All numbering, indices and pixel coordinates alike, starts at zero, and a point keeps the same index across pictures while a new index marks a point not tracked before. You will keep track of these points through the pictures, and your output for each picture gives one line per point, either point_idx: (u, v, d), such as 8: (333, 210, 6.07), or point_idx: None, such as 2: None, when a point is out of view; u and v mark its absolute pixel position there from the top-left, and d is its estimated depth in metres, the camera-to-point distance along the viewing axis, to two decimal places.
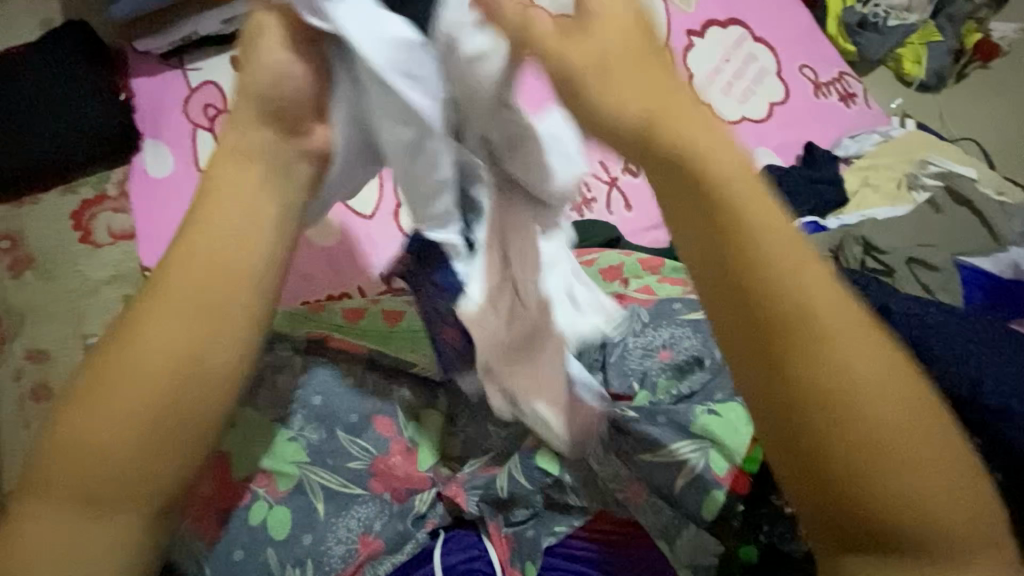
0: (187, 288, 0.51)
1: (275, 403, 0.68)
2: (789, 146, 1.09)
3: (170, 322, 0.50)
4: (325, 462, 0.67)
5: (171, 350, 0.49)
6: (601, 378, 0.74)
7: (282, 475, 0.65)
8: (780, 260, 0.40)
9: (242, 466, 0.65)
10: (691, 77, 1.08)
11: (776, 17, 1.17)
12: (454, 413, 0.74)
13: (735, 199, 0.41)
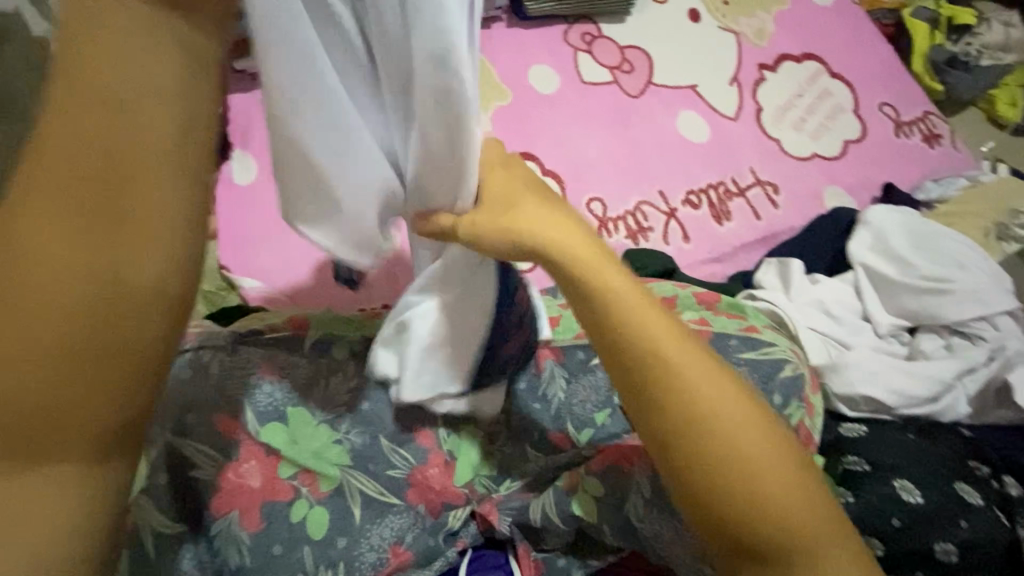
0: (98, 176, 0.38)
1: (323, 406, 0.70)
2: (866, 186, 1.03)
3: (59, 211, 0.37)
4: (366, 468, 0.68)
5: (84, 261, 0.38)
6: None
7: (325, 476, 0.67)
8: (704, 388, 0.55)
9: (287, 465, 0.66)
10: (760, 110, 1.06)
11: (856, 53, 1.13)
12: (492, 431, 0.74)
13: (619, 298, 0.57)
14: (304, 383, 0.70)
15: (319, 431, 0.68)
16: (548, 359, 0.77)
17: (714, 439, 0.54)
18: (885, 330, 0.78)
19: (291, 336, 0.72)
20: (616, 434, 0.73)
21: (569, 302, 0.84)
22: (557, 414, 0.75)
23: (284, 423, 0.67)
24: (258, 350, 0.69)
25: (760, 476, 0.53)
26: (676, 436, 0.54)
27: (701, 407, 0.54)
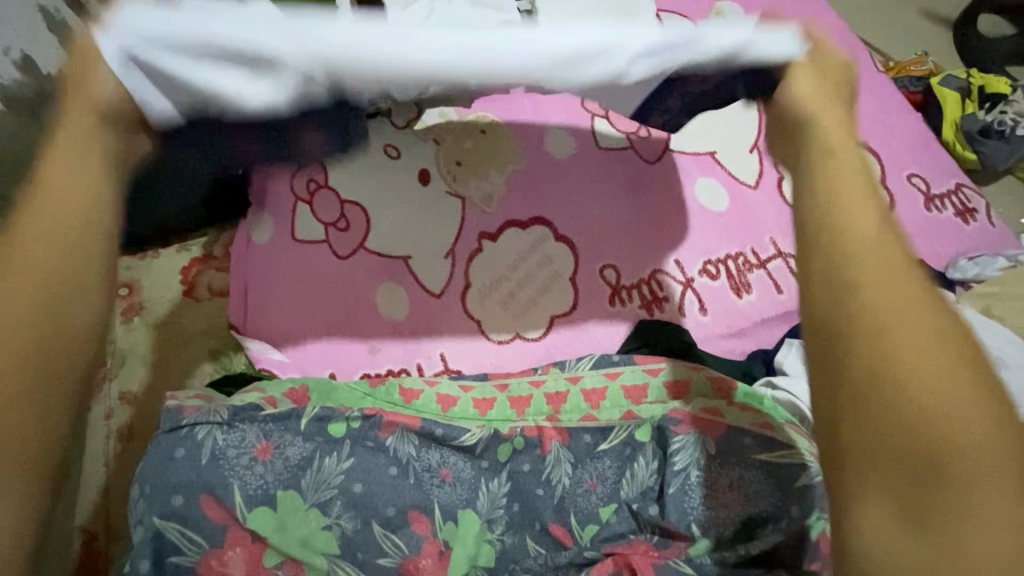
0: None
1: (314, 488, 0.67)
2: None
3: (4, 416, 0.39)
4: (354, 557, 0.67)
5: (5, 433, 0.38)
6: (654, 510, 0.70)
7: (311, 567, 0.65)
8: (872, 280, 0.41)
9: (274, 553, 0.65)
10: (781, 179, 1.05)
11: (880, 122, 1.11)
12: (494, 517, 0.73)
13: (843, 227, 0.43)
14: (297, 463, 0.68)
15: (308, 516, 0.66)
16: (555, 441, 0.77)
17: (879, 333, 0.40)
18: None
19: (287, 411, 0.71)
20: (621, 534, 0.70)
21: (576, 376, 0.83)
22: (560, 505, 0.74)
23: (273, 509, 0.66)
24: (256, 428, 0.68)
25: (883, 454, 0.38)
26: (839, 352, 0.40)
27: (872, 300, 0.40)
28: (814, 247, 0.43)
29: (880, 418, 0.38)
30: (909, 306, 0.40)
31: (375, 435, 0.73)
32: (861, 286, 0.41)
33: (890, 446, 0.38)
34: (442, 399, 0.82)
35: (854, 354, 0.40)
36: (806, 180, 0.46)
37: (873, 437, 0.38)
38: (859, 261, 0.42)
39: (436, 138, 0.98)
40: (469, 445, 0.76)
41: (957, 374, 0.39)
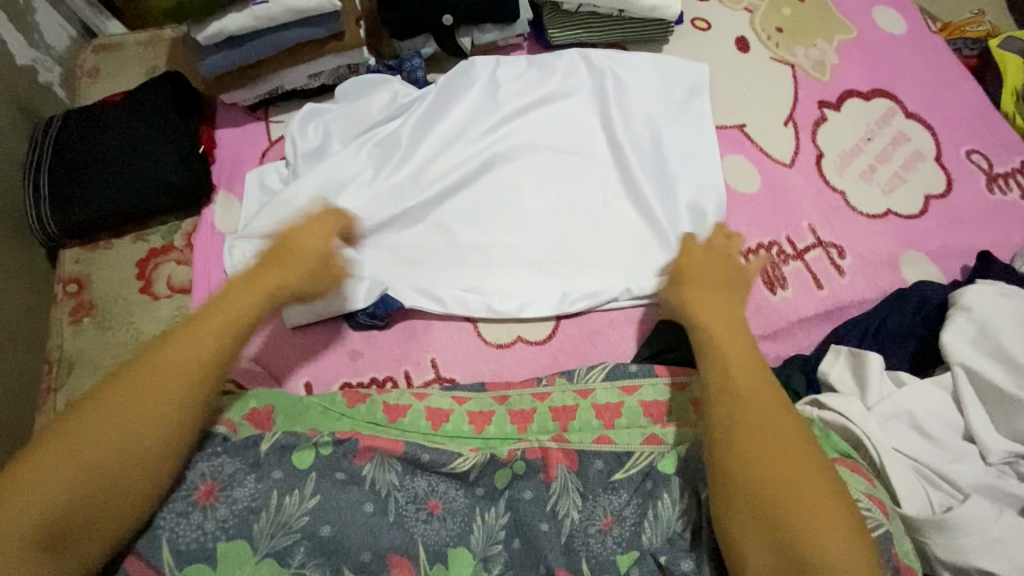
0: (109, 446, 0.57)
1: (270, 535, 0.61)
2: (955, 253, 0.85)
3: (89, 470, 0.55)
4: None
5: (89, 490, 0.55)
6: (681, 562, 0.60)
7: None
8: (750, 384, 0.61)
9: None
10: (821, 156, 0.92)
11: (934, 90, 0.97)
12: (490, 556, 0.64)
13: (723, 338, 0.66)
14: (250, 504, 0.62)
15: (260, 570, 0.60)
16: (561, 466, 0.67)
17: (750, 423, 0.58)
18: (998, 459, 0.60)
19: (240, 441, 0.66)
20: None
21: (588, 388, 0.74)
22: (567, 546, 0.64)
23: (213, 565, 0.59)
24: (203, 463, 0.64)
25: (760, 533, 0.53)
26: (731, 439, 0.58)
27: (744, 393, 0.60)
28: (709, 360, 0.65)
29: (760, 498, 0.54)
30: (772, 399, 0.60)
31: (348, 464, 0.66)
32: (742, 454, 0.56)
33: (764, 530, 0.53)
34: (433, 415, 0.74)
35: (738, 443, 0.57)
36: (703, 361, 0.65)
37: (755, 519, 0.54)
38: (741, 370, 0.62)
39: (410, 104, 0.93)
40: (462, 472, 0.68)
41: (809, 457, 0.56)
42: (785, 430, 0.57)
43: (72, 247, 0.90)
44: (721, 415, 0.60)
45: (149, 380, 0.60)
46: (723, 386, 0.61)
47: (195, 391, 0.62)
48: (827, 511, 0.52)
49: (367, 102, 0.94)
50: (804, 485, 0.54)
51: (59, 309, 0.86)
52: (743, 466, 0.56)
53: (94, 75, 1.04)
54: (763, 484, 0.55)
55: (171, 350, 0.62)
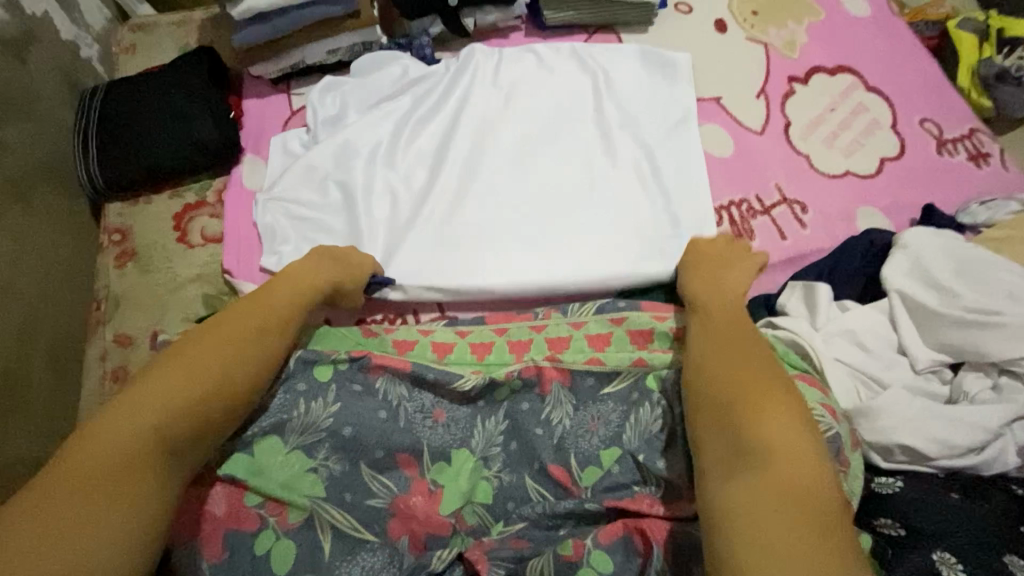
0: (185, 375, 0.65)
1: (299, 432, 0.71)
2: (905, 208, 0.94)
3: (164, 396, 0.63)
4: (341, 499, 0.69)
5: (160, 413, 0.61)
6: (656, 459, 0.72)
7: (294, 508, 0.68)
8: (725, 326, 0.73)
9: (254, 494, 0.68)
10: (788, 125, 1.02)
11: (893, 66, 1.07)
12: (489, 455, 0.75)
13: (703, 299, 0.79)
14: (282, 409, 0.71)
15: (291, 460, 0.70)
16: (556, 382, 0.78)
17: (725, 350, 0.69)
18: (924, 367, 0.70)
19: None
20: (625, 484, 0.72)
21: (581, 321, 0.85)
22: (560, 445, 0.75)
23: (251, 455, 0.69)
24: None
25: (733, 425, 0.61)
26: (709, 361, 0.68)
27: (717, 332, 0.72)
28: (695, 313, 0.77)
29: (731, 399, 0.63)
30: (744, 337, 0.71)
31: (364, 378, 0.76)
32: (717, 368, 0.67)
33: (734, 422, 0.61)
34: (438, 347, 0.84)
35: (713, 363, 0.68)
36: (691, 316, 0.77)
37: (730, 413, 0.62)
38: (717, 319, 0.74)
39: (419, 79, 1.05)
40: (464, 390, 0.77)
41: (776, 377, 0.65)
42: (754, 355, 0.68)
43: (116, 202, 1.00)
44: (701, 347, 0.71)
45: (230, 332, 0.70)
46: (704, 330, 0.73)
47: (264, 349, 0.71)
48: (789, 411, 0.61)
49: (380, 76, 1.06)
50: (770, 390, 0.63)
51: (105, 256, 0.97)
52: (722, 378, 0.65)
53: (131, 52, 1.15)
54: (737, 387, 0.64)
55: (243, 313, 0.73)
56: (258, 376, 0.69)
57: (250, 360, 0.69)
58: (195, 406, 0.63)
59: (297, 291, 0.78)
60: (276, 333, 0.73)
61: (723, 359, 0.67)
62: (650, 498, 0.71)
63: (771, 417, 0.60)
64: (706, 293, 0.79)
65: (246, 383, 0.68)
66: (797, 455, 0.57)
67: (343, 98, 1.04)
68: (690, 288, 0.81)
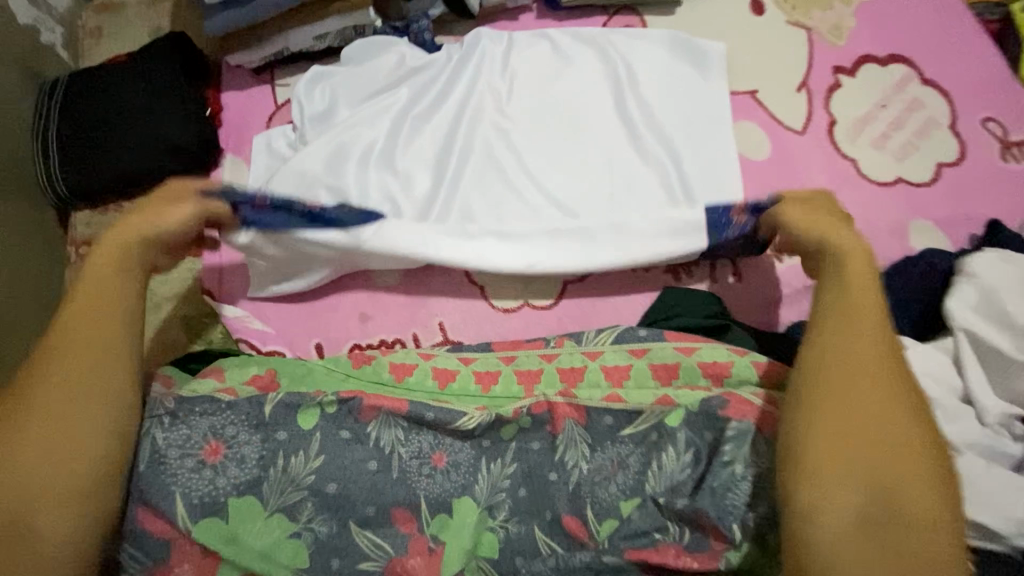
0: (33, 411, 0.59)
1: (279, 491, 0.64)
2: (964, 221, 0.84)
3: (22, 441, 0.58)
4: (327, 564, 0.63)
5: (32, 460, 0.57)
6: (682, 505, 0.64)
7: None
8: (865, 317, 0.63)
9: (228, 566, 0.62)
10: (833, 123, 0.91)
11: (953, 55, 0.95)
12: (495, 503, 0.66)
13: (841, 269, 0.67)
14: (257, 462, 0.64)
15: (270, 522, 0.63)
16: (569, 420, 0.69)
17: (860, 356, 0.60)
18: (993, 420, 0.61)
19: (245, 399, 0.67)
20: (645, 532, 0.64)
21: (597, 350, 0.75)
22: (574, 493, 0.66)
23: (224, 520, 0.63)
24: (204, 426, 0.65)
25: (852, 458, 0.56)
26: (843, 366, 0.60)
27: (854, 325, 0.62)
28: (831, 287, 0.66)
29: (865, 426, 0.57)
30: (882, 337, 0.62)
31: (353, 422, 0.67)
32: (852, 379, 0.59)
33: (855, 454, 0.56)
34: (439, 374, 0.75)
35: (848, 371, 0.60)
36: (824, 290, 0.66)
37: (856, 441, 0.56)
38: (859, 300, 0.64)
39: (419, 69, 0.94)
40: (467, 429, 0.69)
41: (911, 401, 0.58)
42: (890, 365, 0.60)
43: (83, 209, 0.91)
44: (836, 342, 0.62)
45: (69, 337, 0.62)
46: (841, 315, 0.63)
47: (96, 334, 0.63)
48: (920, 451, 0.56)
49: (375, 64, 0.94)
50: (897, 420, 0.57)
51: (74, 270, 0.88)
52: (853, 394, 0.58)
53: (98, 35, 1.03)
54: (870, 411, 0.57)
55: (88, 300, 0.65)
56: (111, 366, 0.62)
57: (97, 358, 0.62)
58: (59, 433, 0.59)
59: (143, 246, 0.70)
60: (118, 306, 0.65)
61: (861, 365, 0.59)
62: (673, 546, 0.63)
63: (905, 460, 0.55)
64: (836, 258, 0.68)
65: (100, 382, 0.61)
66: (917, 510, 0.53)
67: (333, 90, 0.93)
68: (819, 253, 0.69)
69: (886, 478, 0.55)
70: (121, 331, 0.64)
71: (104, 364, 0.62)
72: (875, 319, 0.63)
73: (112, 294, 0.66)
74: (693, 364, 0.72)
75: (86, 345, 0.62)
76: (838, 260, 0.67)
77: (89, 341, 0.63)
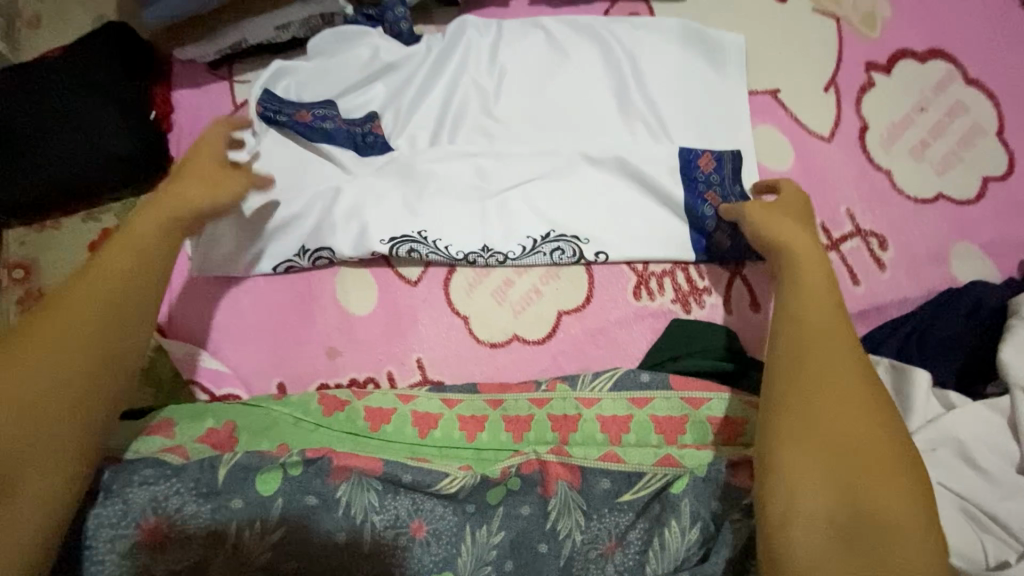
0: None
1: (229, 575, 0.55)
2: (1012, 245, 0.75)
3: None
4: None
5: None
6: None
7: None
8: (820, 313, 0.55)
9: None
10: (865, 129, 0.80)
11: (1002, 49, 0.83)
12: None
13: (795, 265, 0.60)
14: (206, 541, 0.56)
15: None
16: (563, 481, 0.61)
17: (817, 356, 0.52)
18: None
19: (195, 463, 0.59)
20: None
21: (594, 398, 0.66)
22: (569, 572, 0.57)
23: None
24: (141, 502, 0.57)
25: (812, 479, 0.48)
26: (794, 370, 0.52)
27: (805, 320, 0.55)
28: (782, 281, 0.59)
29: (823, 440, 0.49)
30: (839, 330, 0.54)
31: (321, 485, 0.59)
32: (803, 385, 0.51)
33: (815, 471, 0.48)
34: (420, 419, 0.66)
35: (802, 376, 0.52)
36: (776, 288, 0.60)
37: (812, 457, 0.48)
38: (811, 294, 0.57)
39: (395, 64, 0.82)
40: (451, 493, 0.61)
41: (876, 404, 0.51)
42: (849, 364, 0.52)
43: (17, 226, 0.81)
44: (785, 344, 0.54)
45: (56, 333, 0.51)
46: (793, 315, 0.56)
47: (97, 347, 0.52)
48: (889, 463, 0.48)
49: (346, 58, 0.82)
50: (862, 424, 0.49)
51: (7, 297, 0.78)
52: (809, 402, 0.50)
53: (33, 24, 0.91)
54: (830, 421, 0.49)
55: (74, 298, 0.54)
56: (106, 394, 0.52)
57: (93, 368, 0.52)
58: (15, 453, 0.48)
59: (144, 241, 0.59)
60: (120, 313, 0.55)
61: (815, 366, 0.52)
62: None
63: (867, 474, 0.47)
64: (795, 249, 0.61)
65: (94, 405, 0.52)
66: (894, 537, 0.45)
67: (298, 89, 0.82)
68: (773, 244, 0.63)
69: (853, 501, 0.47)
70: (128, 351, 0.54)
71: (103, 382, 0.52)
72: (834, 310, 0.56)
73: (124, 322, 0.54)
74: (702, 415, 0.64)
75: (87, 355, 0.52)
76: (790, 251, 0.61)
77: (86, 350, 0.52)
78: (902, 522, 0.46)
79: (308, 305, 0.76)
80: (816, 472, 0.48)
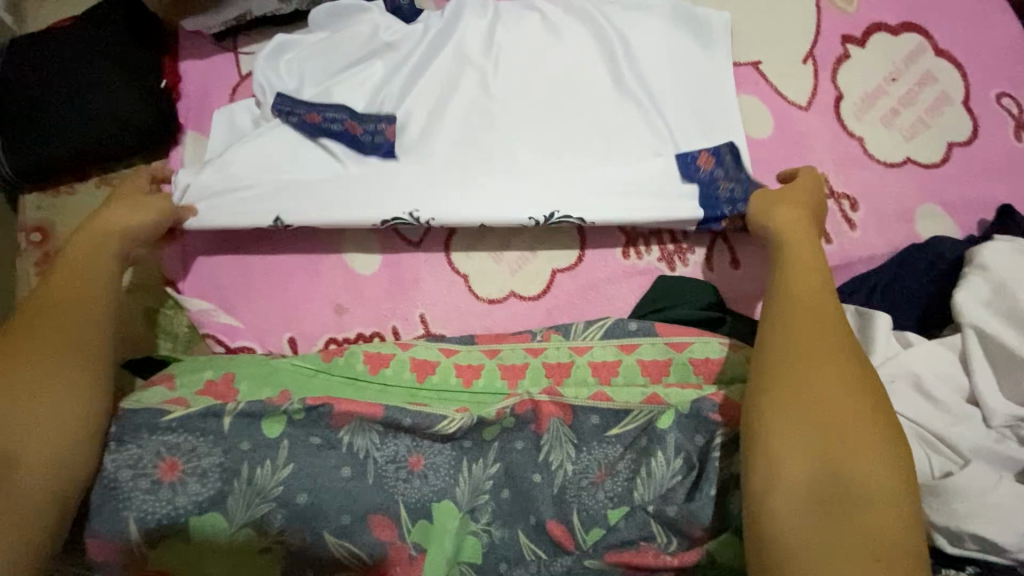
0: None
1: (246, 504, 0.60)
2: (973, 205, 0.80)
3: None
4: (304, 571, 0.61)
5: None
6: (671, 512, 0.59)
7: None
8: (801, 284, 0.61)
9: None
10: (840, 98, 0.85)
11: (970, 23, 0.88)
12: (476, 506, 0.63)
13: (782, 244, 0.66)
14: (223, 474, 0.61)
15: (240, 537, 0.60)
16: (554, 418, 0.66)
17: (796, 319, 0.58)
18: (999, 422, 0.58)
19: (200, 411, 0.63)
20: (630, 542, 0.59)
21: (585, 345, 0.71)
22: (558, 500, 0.63)
23: (182, 540, 0.60)
24: (156, 445, 0.61)
25: (795, 426, 0.53)
26: (776, 333, 0.59)
27: (788, 290, 0.61)
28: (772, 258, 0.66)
29: (802, 392, 0.54)
30: (820, 298, 0.60)
31: (324, 428, 0.64)
32: (784, 345, 0.57)
33: (794, 419, 0.53)
34: (418, 366, 0.71)
35: (782, 336, 0.58)
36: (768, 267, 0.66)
37: (792, 407, 0.54)
38: (798, 268, 0.63)
39: (395, 36, 0.86)
40: (449, 433, 0.65)
41: (851, 361, 0.56)
42: (831, 327, 0.58)
43: (32, 192, 0.84)
44: (772, 312, 0.61)
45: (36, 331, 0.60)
46: (777, 287, 0.62)
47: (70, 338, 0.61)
48: (864, 411, 0.53)
49: (348, 31, 0.86)
50: (839, 377, 0.55)
51: (25, 260, 0.83)
52: (792, 358, 0.56)
53: None
54: (807, 375, 0.55)
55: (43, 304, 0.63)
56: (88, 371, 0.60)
57: (75, 350, 0.60)
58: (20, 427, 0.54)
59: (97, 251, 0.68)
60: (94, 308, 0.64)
61: (794, 326, 0.58)
62: (656, 553, 0.59)
63: (841, 417, 0.53)
64: (781, 230, 0.68)
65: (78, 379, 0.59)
66: (867, 473, 0.50)
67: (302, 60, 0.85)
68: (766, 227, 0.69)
69: (829, 441, 0.52)
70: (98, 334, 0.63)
71: (86, 359, 0.60)
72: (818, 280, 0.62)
73: (90, 309, 0.63)
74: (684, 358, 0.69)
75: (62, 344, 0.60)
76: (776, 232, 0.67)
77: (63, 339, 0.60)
78: (873, 462, 0.51)
79: (315, 265, 0.80)
80: (795, 416, 0.53)
